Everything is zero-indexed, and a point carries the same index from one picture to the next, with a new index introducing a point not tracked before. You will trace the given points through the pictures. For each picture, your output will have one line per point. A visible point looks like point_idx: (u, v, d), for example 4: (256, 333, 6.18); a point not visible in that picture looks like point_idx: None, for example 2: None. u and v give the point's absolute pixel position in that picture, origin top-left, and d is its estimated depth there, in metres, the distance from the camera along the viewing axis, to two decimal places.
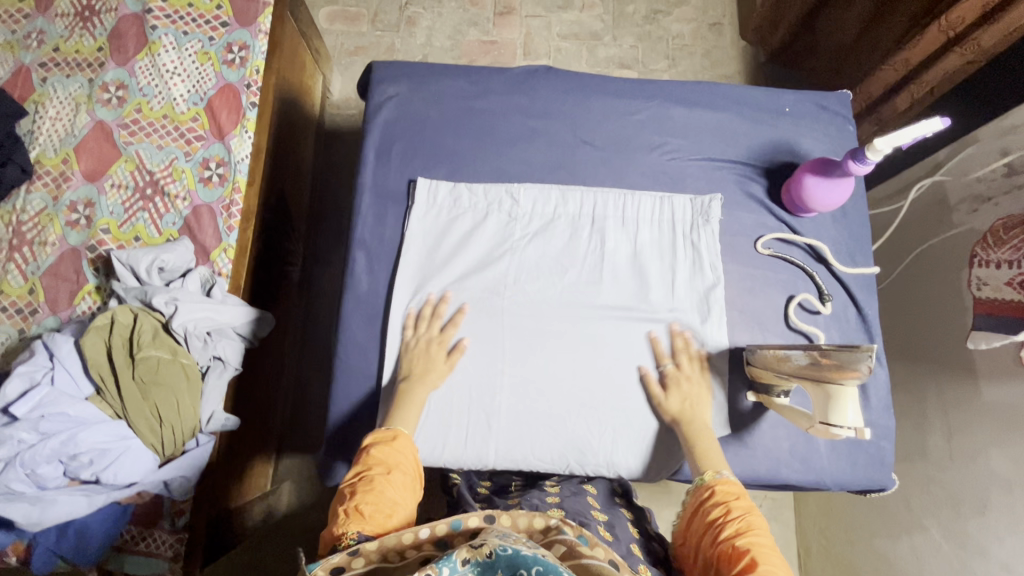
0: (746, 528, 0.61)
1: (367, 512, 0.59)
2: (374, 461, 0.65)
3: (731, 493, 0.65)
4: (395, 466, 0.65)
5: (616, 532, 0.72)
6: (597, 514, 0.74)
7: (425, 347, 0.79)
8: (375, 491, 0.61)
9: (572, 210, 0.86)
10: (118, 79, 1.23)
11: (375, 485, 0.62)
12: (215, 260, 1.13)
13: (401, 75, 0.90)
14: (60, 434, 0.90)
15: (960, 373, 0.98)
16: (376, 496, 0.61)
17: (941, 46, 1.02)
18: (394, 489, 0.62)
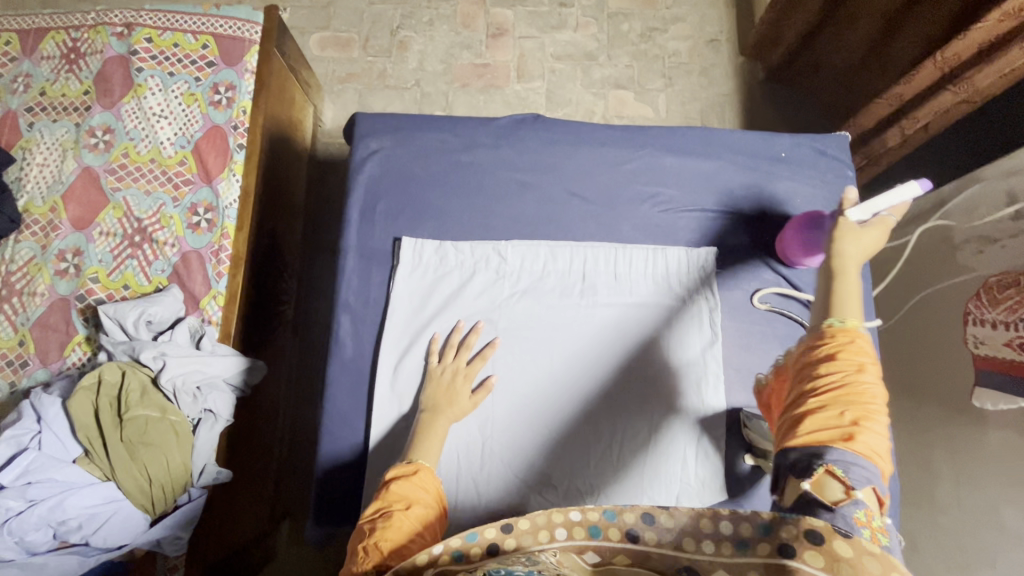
0: (856, 392, 0.51)
1: (385, 550, 0.54)
2: (392, 496, 0.60)
3: (859, 349, 0.54)
4: (415, 500, 0.60)
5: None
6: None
7: (448, 380, 0.77)
8: (396, 526, 0.56)
9: (562, 266, 0.83)
10: (105, 123, 1.22)
11: (393, 521, 0.57)
12: (204, 308, 1.12)
13: (385, 129, 0.88)
14: (48, 500, 0.89)
15: (968, 418, 0.95)
16: (395, 531, 0.56)
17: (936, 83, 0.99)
18: (414, 521, 0.57)
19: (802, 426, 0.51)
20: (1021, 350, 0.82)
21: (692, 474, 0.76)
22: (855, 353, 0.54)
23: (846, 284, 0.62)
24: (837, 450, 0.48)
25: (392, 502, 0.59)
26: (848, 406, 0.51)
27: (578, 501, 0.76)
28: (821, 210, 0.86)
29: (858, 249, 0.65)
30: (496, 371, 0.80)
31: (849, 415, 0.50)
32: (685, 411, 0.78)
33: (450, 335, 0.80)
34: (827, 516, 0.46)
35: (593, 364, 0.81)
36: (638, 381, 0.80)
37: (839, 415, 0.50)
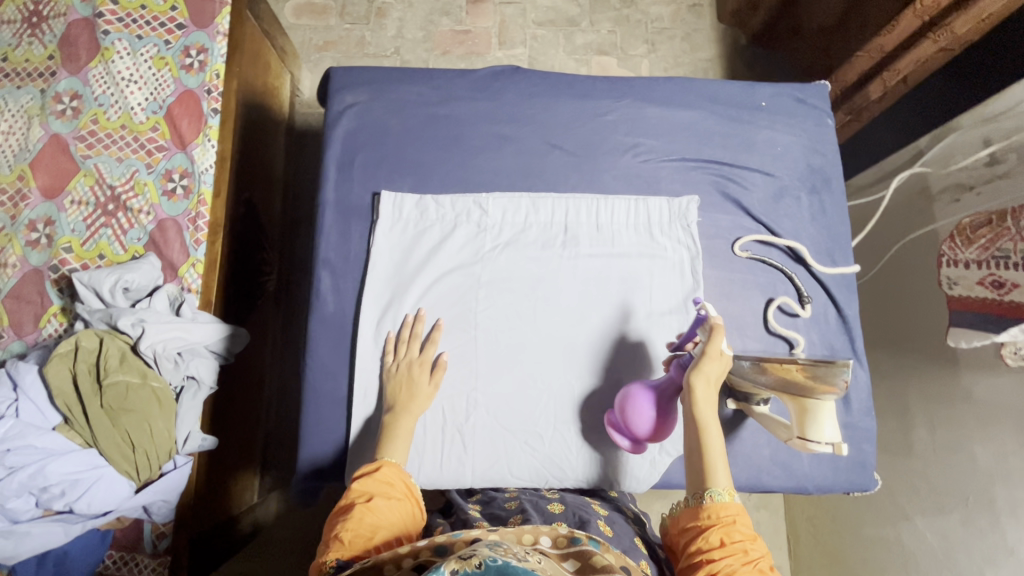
0: (746, 550, 0.57)
1: (347, 541, 0.57)
2: (354, 491, 0.62)
3: (740, 517, 0.59)
4: (379, 493, 0.62)
5: (617, 528, 0.70)
6: (599, 510, 0.74)
7: (407, 371, 0.75)
8: (356, 518, 0.59)
9: (544, 218, 0.83)
10: (72, 89, 1.17)
11: (355, 514, 0.59)
12: (183, 276, 1.10)
13: (361, 83, 0.86)
14: (28, 467, 0.88)
15: (942, 365, 0.98)
16: (356, 524, 0.58)
17: (915, 32, 0.99)
18: (377, 513, 0.60)
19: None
20: (994, 288, 0.85)
21: None
22: (734, 522, 0.58)
23: (712, 439, 0.64)
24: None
25: (354, 498, 0.61)
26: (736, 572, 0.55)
27: (556, 468, 0.77)
28: (801, 159, 0.87)
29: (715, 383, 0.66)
30: (450, 350, 0.79)
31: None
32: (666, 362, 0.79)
33: (400, 330, 0.78)
34: None
35: (552, 348, 0.80)
36: (622, 334, 0.80)
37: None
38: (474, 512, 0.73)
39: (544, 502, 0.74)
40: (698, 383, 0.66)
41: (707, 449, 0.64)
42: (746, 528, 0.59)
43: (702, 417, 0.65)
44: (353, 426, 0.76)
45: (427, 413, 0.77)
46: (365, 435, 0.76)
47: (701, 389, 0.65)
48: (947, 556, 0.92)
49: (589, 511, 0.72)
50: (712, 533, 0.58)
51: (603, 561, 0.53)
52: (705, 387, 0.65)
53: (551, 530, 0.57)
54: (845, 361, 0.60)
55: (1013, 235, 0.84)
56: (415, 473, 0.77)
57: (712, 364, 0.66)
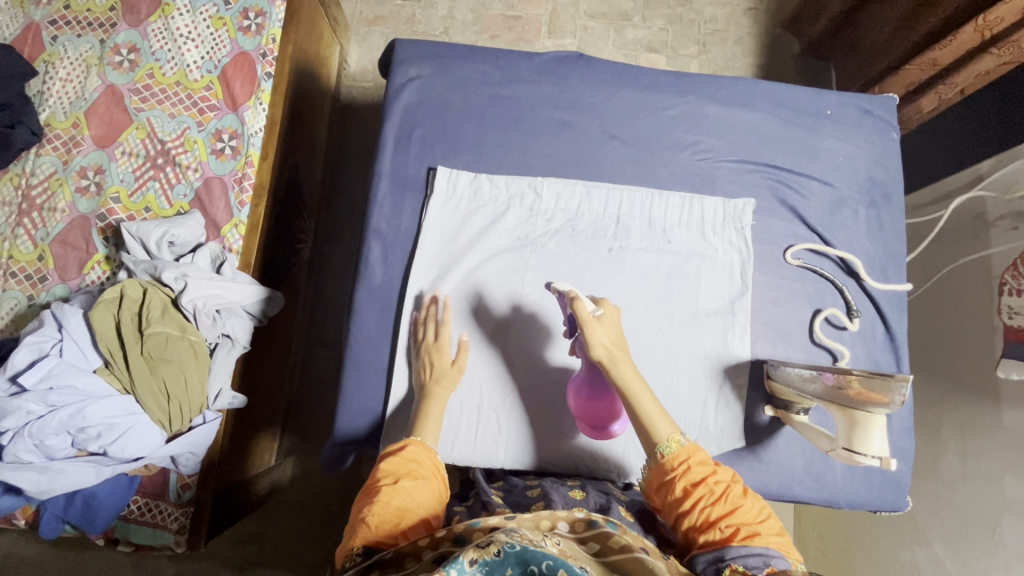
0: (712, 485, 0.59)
1: (373, 525, 0.56)
2: (382, 471, 0.62)
3: (693, 455, 0.61)
4: (404, 475, 0.62)
5: (641, 513, 0.69)
6: (622, 495, 0.72)
7: (428, 353, 0.75)
8: (383, 501, 0.58)
9: (596, 208, 0.82)
10: (130, 42, 1.18)
11: (381, 496, 0.59)
12: (226, 235, 1.11)
13: (425, 56, 0.86)
14: (69, 406, 0.90)
15: (982, 394, 0.96)
16: (382, 507, 0.58)
17: (974, 47, 0.97)
18: (403, 495, 0.59)
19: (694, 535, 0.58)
20: None
21: (711, 421, 0.77)
22: (690, 465, 0.61)
23: (642, 396, 0.65)
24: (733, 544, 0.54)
25: (380, 478, 0.61)
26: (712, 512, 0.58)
27: (585, 457, 0.78)
28: (862, 171, 0.85)
29: (615, 348, 0.66)
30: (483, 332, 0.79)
31: (718, 518, 0.57)
32: (708, 360, 0.79)
33: (421, 310, 0.78)
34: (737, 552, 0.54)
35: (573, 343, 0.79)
36: (663, 333, 0.79)
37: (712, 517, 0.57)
38: (496, 497, 0.71)
39: (565, 488, 0.72)
40: (597, 352, 0.66)
41: (637, 409, 0.64)
42: (702, 461, 0.62)
43: (621, 381, 0.65)
44: (391, 395, 0.77)
45: (459, 396, 0.78)
46: (402, 406, 0.77)
47: (603, 356, 0.66)
48: None
49: (609, 499, 0.70)
50: (677, 485, 0.60)
51: (620, 541, 0.52)
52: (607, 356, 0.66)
53: (569, 514, 0.56)
54: (905, 377, 0.59)
55: None
56: (447, 449, 0.77)
57: (595, 331, 0.66)
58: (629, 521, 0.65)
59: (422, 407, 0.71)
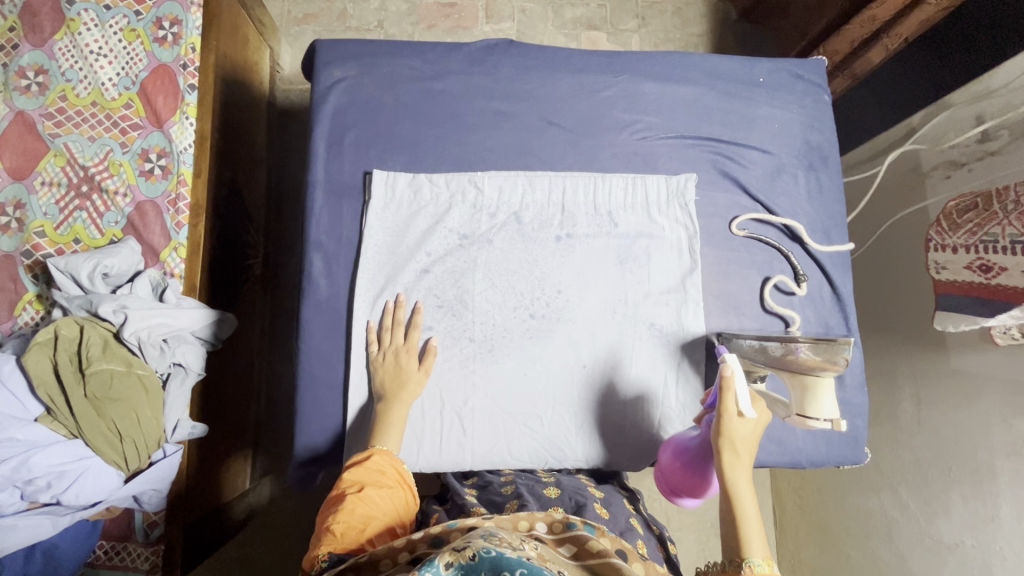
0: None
1: (338, 534, 0.55)
2: (346, 481, 0.61)
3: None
4: (369, 483, 0.61)
5: (614, 509, 0.71)
6: (595, 492, 0.75)
7: (393, 359, 0.74)
8: (348, 509, 0.57)
9: (541, 197, 0.81)
10: (36, 63, 1.09)
11: (346, 505, 0.58)
12: (165, 260, 1.06)
13: (350, 56, 0.82)
14: (10, 460, 0.85)
15: (930, 340, 1.00)
16: (348, 514, 0.57)
17: None
18: (369, 503, 0.58)
19: None
20: (982, 272, 0.85)
21: (673, 398, 0.78)
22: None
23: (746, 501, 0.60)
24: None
25: (345, 487, 0.60)
26: None
27: (555, 451, 0.77)
28: (798, 135, 0.86)
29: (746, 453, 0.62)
30: (437, 332, 0.78)
31: None
32: (666, 338, 0.79)
33: (381, 318, 0.77)
34: None
35: (534, 341, 0.78)
36: (621, 317, 0.79)
37: None
38: (470, 497, 0.71)
39: (538, 485, 0.73)
40: (722, 443, 0.62)
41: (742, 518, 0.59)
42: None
43: (733, 484, 0.60)
44: (350, 410, 0.75)
45: (420, 402, 0.76)
46: (362, 419, 0.75)
47: (725, 449, 0.61)
48: (930, 523, 0.95)
49: (585, 495, 0.72)
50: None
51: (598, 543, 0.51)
52: (731, 451, 0.61)
53: (547, 515, 0.55)
54: (848, 340, 0.63)
55: (1001, 220, 0.84)
56: (414, 457, 0.76)
57: (737, 425, 0.62)
58: (605, 519, 0.67)
59: (380, 418, 0.70)
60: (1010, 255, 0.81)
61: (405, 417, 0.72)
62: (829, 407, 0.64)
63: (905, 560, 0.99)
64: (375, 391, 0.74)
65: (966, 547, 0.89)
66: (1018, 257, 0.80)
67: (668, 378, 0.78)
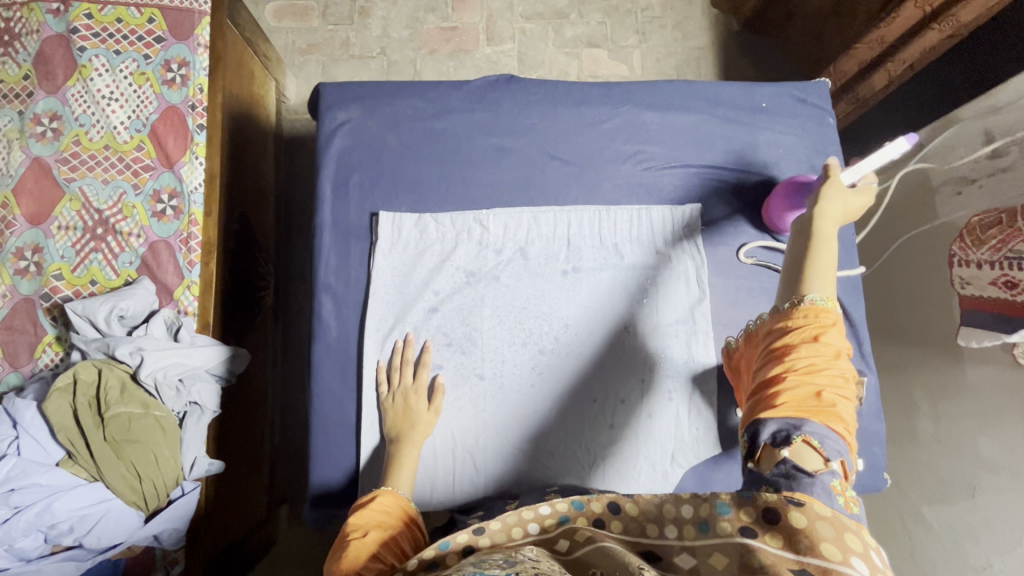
0: (827, 365, 0.50)
1: None
2: (352, 525, 0.61)
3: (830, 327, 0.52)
4: (374, 525, 0.61)
5: None
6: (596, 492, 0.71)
7: (403, 400, 0.75)
8: (349, 554, 0.57)
9: (545, 232, 0.81)
10: (51, 110, 1.12)
11: (351, 551, 0.58)
12: (180, 299, 1.07)
13: (353, 98, 0.84)
14: (34, 506, 0.87)
15: (948, 356, 0.98)
16: (348, 559, 0.57)
17: (918, 22, 0.96)
18: (372, 546, 0.58)
19: (780, 393, 0.50)
20: (1008, 288, 0.82)
21: (685, 430, 0.78)
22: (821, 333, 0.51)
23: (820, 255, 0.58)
24: (814, 423, 0.47)
25: (351, 531, 0.60)
26: (819, 385, 0.49)
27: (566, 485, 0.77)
28: (804, 160, 0.85)
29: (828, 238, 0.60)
30: (446, 370, 0.78)
31: (823, 393, 0.49)
32: (676, 369, 0.79)
33: (393, 357, 0.77)
34: (807, 482, 0.46)
35: (543, 377, 0.78)
36: (631, 349, 0.79)
37: (814, 392, 0.49)
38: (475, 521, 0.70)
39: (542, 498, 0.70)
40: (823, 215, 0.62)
41: (806, 258, 0.58)
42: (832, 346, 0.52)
43: (821, 228, 0.61)
44: (363, 451, 0.76)
45: (432, 441, 0.77)
46: (374, 459, 0.76)
47: (825, 217, 0.62)
48: (954, 544, 0.93)
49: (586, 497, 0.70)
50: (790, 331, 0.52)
51: (587, 534, 0.49)
52: (830, 214, 0.62)
53: (535, 515, 0.54)
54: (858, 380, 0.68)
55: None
56: (427, 496, 0.76)
57: (833, 200, 0.63)
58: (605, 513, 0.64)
59: (392, 460, 0.70)
60: None
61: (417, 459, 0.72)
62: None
63: None
64: (386, 433, 0.75)
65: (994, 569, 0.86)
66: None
67: (679, 411, 0.78)
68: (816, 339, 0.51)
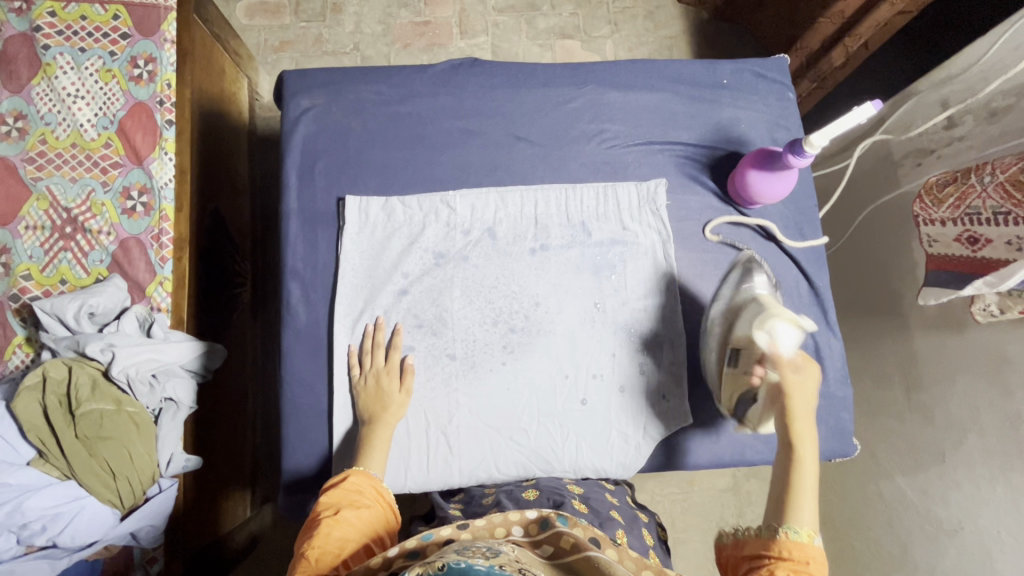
0: None
1: (313, 559, 0.55)
2: (322, 505, 0.61)
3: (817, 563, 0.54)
4: (346, 505, 0.61)
5: (593, 504, 0.72)
6: (574, 488, 0.75)
7: (375, 382, 0.75)
8: (325, 532, 0.57)
9: (512, 212, 0.82)
10: (15, 109, 1.11)
11: (322, 529, 0.57)
12: (152, 295, 1.06)
13: (318, 85, 0.84)
14: (4, 504, 0.86)
15: (913, 326, 1.00)
16: (323, 539, 0.56)
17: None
18: (345, 526, 0.58)
19: None
20: (969, 244, 0.83)
21: (657, 403, 0.79)
22: (807, 566, 0.53)
23: (803, 475, 0.59)
24: None
25: (321, 511, 0.60)
26: None
27: (539, 464, 0.77)
28: (765, 134, 0.87)
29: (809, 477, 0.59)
30: (417, 351, 0.78)
31: None
32: (645, 343, 0.80)
33: (364, 340, 0.77)
34: None
35: (516, 357, 0.79)
36: (603, 327, 0.80)
37: None
38: (455, 511, 0.73)
39: (519, 492, 0.74)
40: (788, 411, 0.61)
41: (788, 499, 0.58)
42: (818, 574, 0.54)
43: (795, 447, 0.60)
44: (337, 436, 0.76)
45: (405, 423, 0.77)
46: (348, 442, 0.76)
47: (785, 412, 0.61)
48: (927, 509, 0.95)
49: (563, 493, 0.73)
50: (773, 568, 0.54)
51: (572, 538, 0.53)
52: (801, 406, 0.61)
53: (522, 518, 0.56)
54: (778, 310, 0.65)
55: (980, 193, 0.82)
56: (401, 479, 0.76)
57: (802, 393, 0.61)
58: (583, 512, 0.69)
59: (364, 442, 0.70)
60: (995, 227, 0.79)
61: (390, 440, 0.72)
62: (788, 346, 0.63)
63: (907, 549, 0.98)
64: (359, 416, 0.75)
65: (965, 531, 0.87)
66: (1004, 228, 0.78)
67: (649, 385, 0.79)
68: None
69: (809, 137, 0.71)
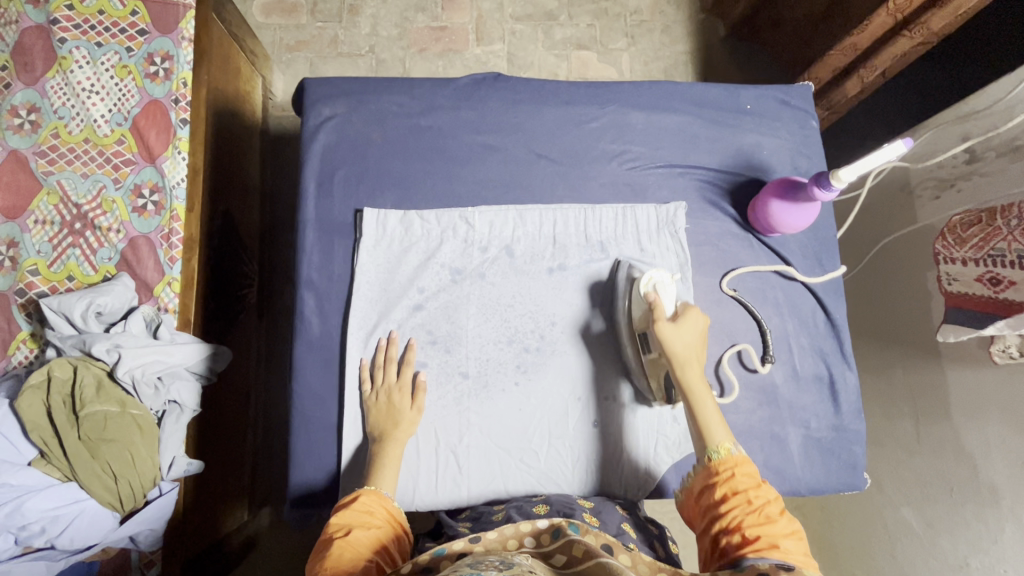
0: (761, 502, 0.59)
1: None
2: (333, 526, 0.60)
3: (740, 465, 0.62)
4: (357, 525, 0.60)
5: (603, 516, 0.69)
6: (585, 502, 0.72)
7: (387, 399, 0.74)
8: (335, 555, 0.56)
9: (531, 230, 0.81)
10: (29, 101, 1.10)
11: (333, 551, 0.57)
12: (159, 295, 1.05)
13: (339, 94, 0.83)
14: (5, 506, 0.85)
15: (926, 358, 1.00)
16: (335, 562, 0.56)
17: (889, 30, 0.99)
18: (355, 547, 0.57)
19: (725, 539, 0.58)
20: (991, 285, 0.82)
21: (668, 427, 0.78)
22: (735, 474, 0.61)
23: (704, 398, 0.67)
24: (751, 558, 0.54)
25: (332, 532, 0.59)
26: (761, 528, 0.57)
27: (548, 484, 0.76)
28: (787, 162, 0.86)
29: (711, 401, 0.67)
30: (429, 368, 0.77)
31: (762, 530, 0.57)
32: None
33: (377, 355, 0.77)
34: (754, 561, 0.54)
35: (529, 376, 0.78)
36: (616, 348, 0.79)
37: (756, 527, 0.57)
38: (464, 528, 0.69)
39: (529, 505, 0.71)
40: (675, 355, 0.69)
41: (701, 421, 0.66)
42: (749, 474, 0.62)
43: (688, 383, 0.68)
44: (346, 451, 0.75)
45: (415, 440, 0.76)
46: (357, 457, 0.75)
47: (676, 357, 0.69)
48: (932, 543, 0.94)
49: (573, 506, 0.70)
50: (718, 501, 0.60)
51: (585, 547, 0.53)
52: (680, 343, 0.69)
53: (533, 529, 0.57)
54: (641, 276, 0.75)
55: (1005, 235, 0.81)
56: (409, 496, 0.75)
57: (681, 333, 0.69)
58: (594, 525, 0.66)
59: (375, 459, 0.69)
60: (1017, 269, 0.78)
61: (400, 457, 0.71)
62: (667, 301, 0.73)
63: None
64: (369, 432, 0.73)
65: (970, 568, 0.87)
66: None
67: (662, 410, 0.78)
68: (747, 501, 0.59)
69: (837, 170, 0.70)
